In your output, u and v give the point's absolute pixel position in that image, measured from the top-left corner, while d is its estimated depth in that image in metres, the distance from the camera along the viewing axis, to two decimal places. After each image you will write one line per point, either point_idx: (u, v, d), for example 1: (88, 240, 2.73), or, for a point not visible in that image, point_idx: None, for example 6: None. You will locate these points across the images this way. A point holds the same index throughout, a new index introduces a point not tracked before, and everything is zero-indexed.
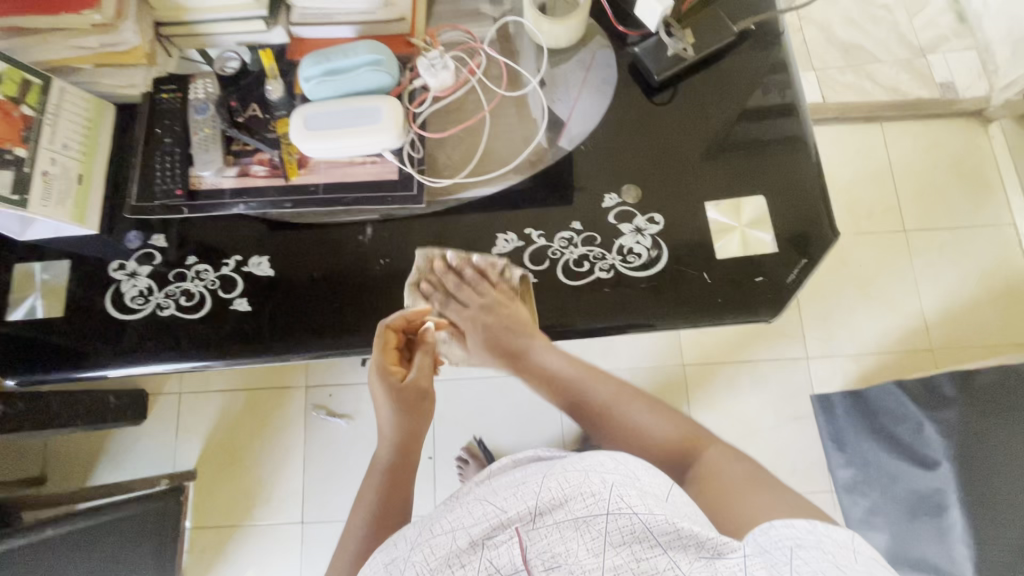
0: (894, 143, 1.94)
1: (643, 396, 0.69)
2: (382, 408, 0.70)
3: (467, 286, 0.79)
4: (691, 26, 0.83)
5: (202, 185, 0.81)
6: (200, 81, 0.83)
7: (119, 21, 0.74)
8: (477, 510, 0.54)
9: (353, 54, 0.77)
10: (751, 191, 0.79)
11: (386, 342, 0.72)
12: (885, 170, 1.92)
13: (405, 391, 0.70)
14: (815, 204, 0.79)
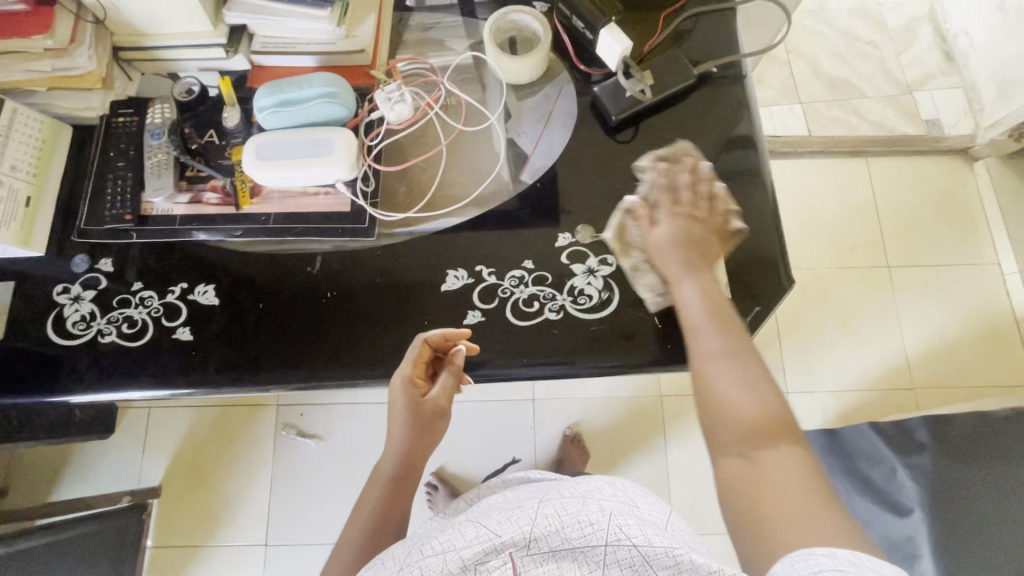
0: (879, 177, 1.94)
1: (754, 368, 0.59)
2: (396, 416, 0.71)
3: (692, 192, 0.74)
4: (650, 68, 0.83)
5: (154, 211, 0.80)
6: (157, 106, 0.82)
7: (73, 47, 0.76)
8: (468, 536, 0.55)
9: (307, 87, 0.76)
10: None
11: (416, 355, 0.70)
12: (870, 204, 1.91)
13: (422, 409, 0.71)
14: (770, 252, 0.78)
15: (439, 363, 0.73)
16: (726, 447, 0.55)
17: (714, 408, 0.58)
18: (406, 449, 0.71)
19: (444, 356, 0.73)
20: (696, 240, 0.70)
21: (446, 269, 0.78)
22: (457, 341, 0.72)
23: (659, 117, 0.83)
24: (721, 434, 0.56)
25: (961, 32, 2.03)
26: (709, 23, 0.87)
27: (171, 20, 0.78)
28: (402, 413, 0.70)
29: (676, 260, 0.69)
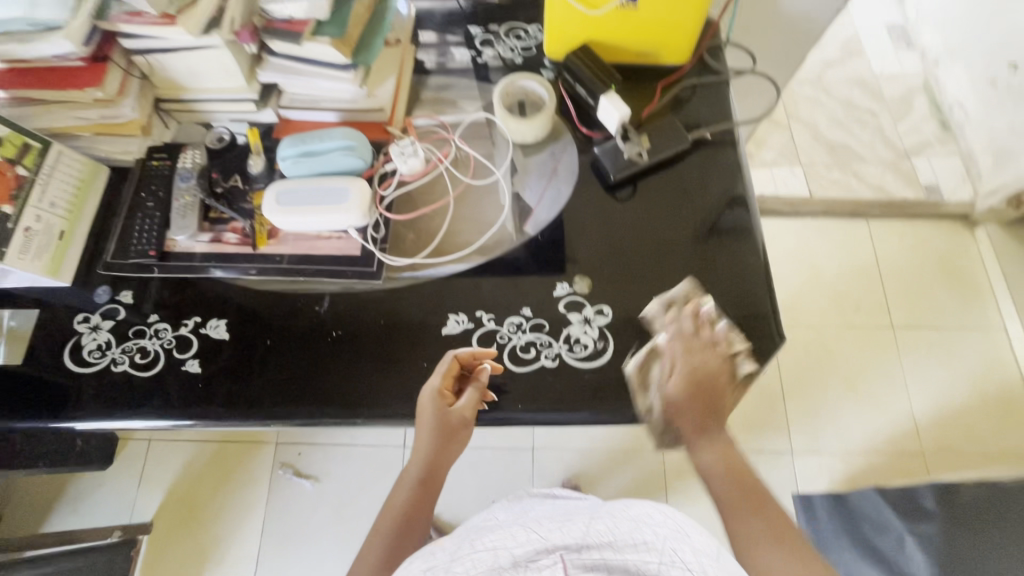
0: (880, 239, 1.98)
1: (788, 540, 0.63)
2: (424, 426, 0.72)
3: (701, 345, 0.75)
4: (647, 132, 0.88)
5: (176, 248, 0.85)
6: (189, 152, 0.89)
7: (120, 98, 0.83)
8: (519, 536, 0.52)
9: (328, 140, 0.83)
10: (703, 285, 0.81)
11: (445, 369, 0.74)
12: (872, 264, 1.94)
13: (448, 422, 0.72)
14: (763, 309, 0.80)
15: (466, 379, 0.76)
16: None
17: None
18: (428, 461, 0.73)
19: (472, 373, 0.76)
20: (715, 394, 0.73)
21: (448, 313, 0.81)
22: (484, 359, 0.76)
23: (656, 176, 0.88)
24: None
25: (955, 103, 2.13)
26: (704, 92, 0.93)
27: (210, 77, 0.86)
28: (430, 422, 0.72)
29: (689, 426, 0.73)
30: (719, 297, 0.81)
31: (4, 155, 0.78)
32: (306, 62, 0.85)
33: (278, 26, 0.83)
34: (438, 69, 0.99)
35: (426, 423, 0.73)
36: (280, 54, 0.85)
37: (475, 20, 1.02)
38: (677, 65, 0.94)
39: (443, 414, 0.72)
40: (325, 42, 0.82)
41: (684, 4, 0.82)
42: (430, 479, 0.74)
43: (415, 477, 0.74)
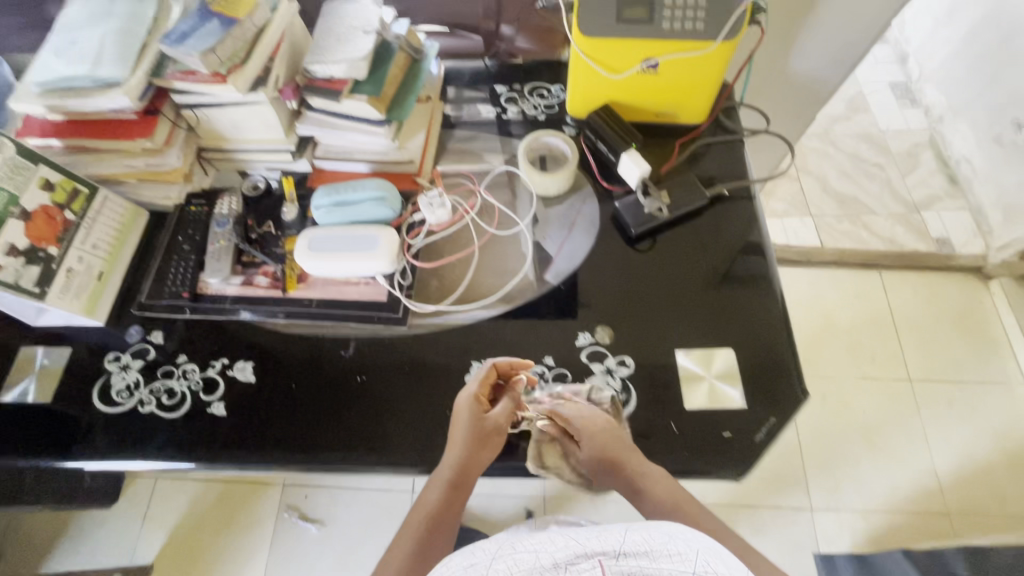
0: (893, 290, 1.98)
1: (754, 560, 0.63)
2: (461, 427, 0.72)
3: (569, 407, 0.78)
4: (666, 188, 0.91)
5: (208, 291, 0.87)
6: (226, 200, 0.93)
7: (167, 147, 0.87)
8: (559, 539, 0.47)
9: (361, 192, 0.87)
10: (723, 336, 0.82)
11: (485, 375, 0.75)
12: (885, 315, 1.93)
13: (483, 426, 0.73)
14: (784, 363, 0.80)
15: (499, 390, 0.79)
16: None
17: None
18: (462, 467, 0.70)
19: (506, 384, 0.79)
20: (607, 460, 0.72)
21: (471, 361, 0.82)
22: (522, 370, 0.79)
23: (675, 231, 0.90)
24: None
25: (962, 159, 2.17)
26: (719, 150, 0.97)
27: (251, 129, 0.91)
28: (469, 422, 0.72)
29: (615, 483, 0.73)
30: (739, 348, 0.81)
31: (54, 199, 0.81)
32: (343, 118, 0.90)
33: (318, 84, 0.88)
34: (465, 123, 1.04)
35: (461, 427, 0.72)
36: (318, 109, 0.90)
37: (500, 79, 1.07)
38: (693, 125, 0.98)
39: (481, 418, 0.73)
40: (362, 100, 0.87)
41: (704, 70, 0.86)
42: (460, 487, 0.70)
43: (441, 484, 0.69)
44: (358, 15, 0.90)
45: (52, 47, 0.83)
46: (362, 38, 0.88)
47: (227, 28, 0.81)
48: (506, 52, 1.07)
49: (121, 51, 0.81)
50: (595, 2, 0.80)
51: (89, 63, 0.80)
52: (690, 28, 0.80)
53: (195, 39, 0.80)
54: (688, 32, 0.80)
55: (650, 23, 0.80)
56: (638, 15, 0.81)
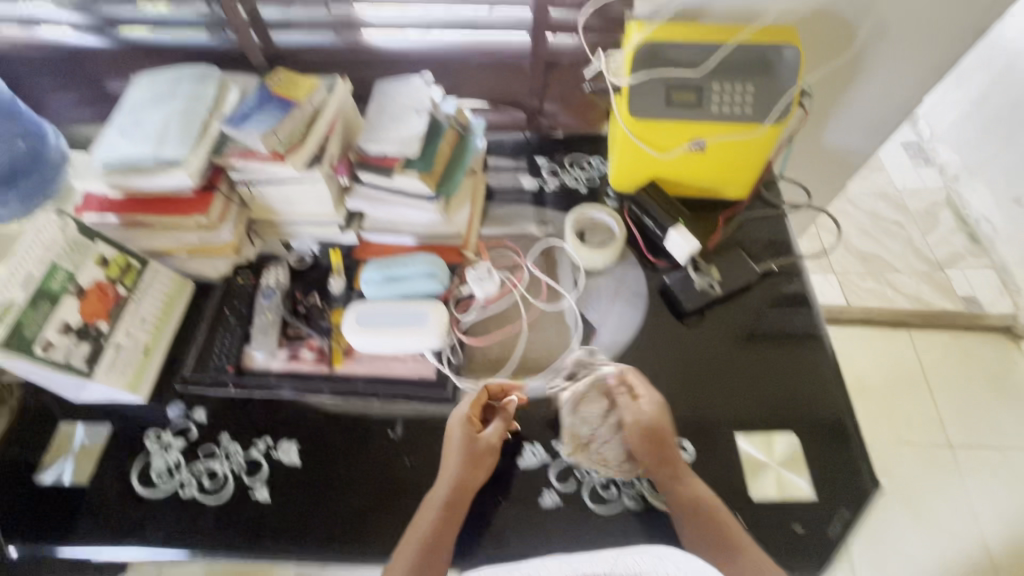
0: (924, 349, 1.95)
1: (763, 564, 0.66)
2: (452, 451, 0.74)
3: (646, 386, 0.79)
4: (715, 262, 0.91)
5: (253, 365, 0.86)
6: (273, 270, 0.93)
7: (221, 223, 0.88)
8: (556, 565, 0.66)
9: (411, 267, 0.87)
10: (783, 409, 0.80)
11: (476, 397, 0.78)
12: (917, 375, 1.89)
13: (475, 447, 0.74)
14: (847, 444, 0.77)
15: (491, 412, 0.80)
16: None
17: None
18: (453, 486, 0.72)
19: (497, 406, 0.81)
20: (660, 433, 0.74)
21: (524, 444, 0.79)
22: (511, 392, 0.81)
23: (726, 306, 0.89)
24: None
25: (982, 217, 2.20)
26: (762, 221, 0.97)
27: (302, 203, 0.92)
28: (460, 444, 0.74)
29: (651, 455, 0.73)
30: (801, 419, 0.79)
31: (108, 274, 0.81)
32: (393, 193, 0.91)
33: (371, 160, 0.89)
34: (506, 194, 1.04)
35: (453, 451, 0.74)
36: (368, 184, 0.91)
37: (541, 150, 1.08)
38: (737, 198, 0.98)
39: (472, 440, 0.75)
40: (413, 176, 0.88)
41: (751, 151, 0.86)
42: (451, 510, 0.71)
43: (438, 504, 0.71)
44: (410, 94, 0.93)
45: (117, 127, 0.85)
46: (415, 117, 0.91)
47: (287, 110, 0.84)
48: (548, 125, 1.10)
49: (184, 131, 0.83)
50: (645, 87, 0.83)
51: (154, 144, 0.82)
52: (739, 112, 0.82)
53: (256, 120, 0.83)
54: (737, 115, 0.82)
55: (699, 107, 0.82)
56: (687, 99, 0.83)
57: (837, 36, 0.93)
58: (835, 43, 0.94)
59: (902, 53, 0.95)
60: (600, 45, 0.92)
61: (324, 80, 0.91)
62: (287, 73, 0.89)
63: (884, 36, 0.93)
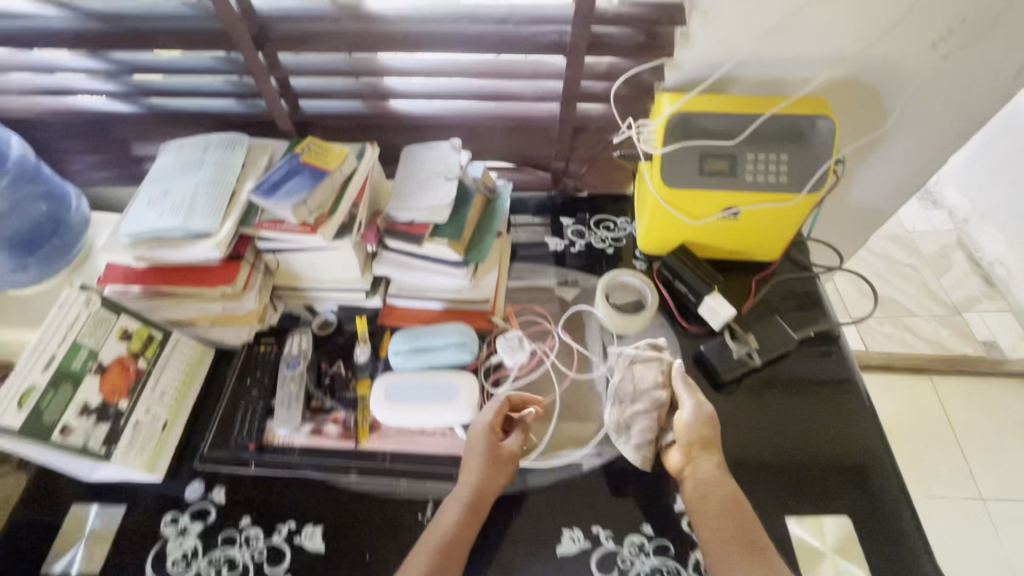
0: (948, 396, 1.90)
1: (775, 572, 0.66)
2: (475, 456, 0.75)
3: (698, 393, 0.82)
4: (752, 330, 0.89)
5: (275, 440, 0.83)
6: (296, 337, 0.91)
7: (245, 291, 0.86)
8: None
9: (440, 336, 0.85)
10: (833, 472, 0.79)
11: (500, 406, 0.80)
12: (943, 424, 1.85)
13: (498, 454, 0.76)
14: (898, 518, 0.75)
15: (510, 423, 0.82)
16: None
17: None
18: (475, 489, 0.73)
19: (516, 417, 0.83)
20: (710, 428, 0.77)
21: (561, 528, 0.76)
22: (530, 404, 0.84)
23: (769, 377, 0.87)
24: None
25: (996, 260, 2.19)
26: (796, 282, 0.96)
27: (328, 270, 0.91)
28: (484, 449, 0.75)
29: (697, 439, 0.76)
30: (852, 480, 0.78)
31: (130, 348, 0.79)
32: (421, 260, 0.90)
33: (398, 227, 0.89)
34: (533, 256, 1.02)
35: (475, 456, 0.76)
36: (396, 249, 0.90)
37: (565, 210, 1.07)
38: (769, 261, 0.97)
39: (495, 446, 0.77)
40: (443, 243, 0.87)
41: (785, 219, 0.85)
42: (474, 513, 0.72)
43: (460, 504, 0.72)
44: (438, 161, 0.93)
45: (145, 197, 0.84)
46: (444, 184, 0.91)
47: (317, 180, 0.83)
48: (573, 186, 1.10)
49: (212, 202, 0.82)
50: (678, 157, 0.82)
51: (182, 215, 0.81)
52: (773, 181, 0.81)
53: (287, 190, 0.82)
54: (772, 184, 0.81)
55: (733, 175, 0.82)
56: (721, 167, 0.82)
57: (869, 101, 0.92)
58: (867, 108, 0.94)
59: (930, 119, 0.96)
60: (629, 113, 0.92)
61: (352, 148, 0.91)
62: (316, 142, 0.89)
63: (913, 102, 0.93)
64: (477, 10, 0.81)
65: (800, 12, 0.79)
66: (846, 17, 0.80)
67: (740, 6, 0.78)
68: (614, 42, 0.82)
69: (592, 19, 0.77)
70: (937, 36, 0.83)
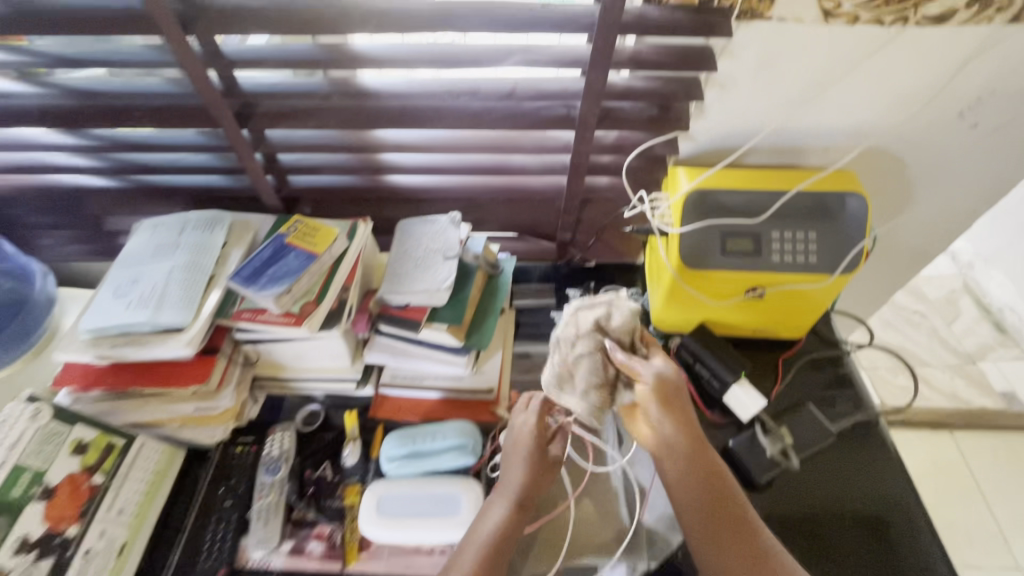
0: (972, 454, 1.81)
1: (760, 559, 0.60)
2: (517, 458, 0.71)
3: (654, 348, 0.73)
4: (786, 423, 0.80)
5: (248, 563, 0.72)
6: (277, 436, 0.81)
7: (220, 388, 0.77)
8: None
9: (439, 434, 0.77)
10: (880, 554, 0.71)
11: (543, 406, 0.76)
12: (970, 484, 1.75)
13: (544, 455, 0.73)
14: None
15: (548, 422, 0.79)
16: None
17: None
18: (523, 486, 0.69)
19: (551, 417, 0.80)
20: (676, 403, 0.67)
21: None
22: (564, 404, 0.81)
23: (808, 475, 0.78)
24: None
25: (1005, 306, 2.13)
26: (824, 360, 0.88)
27: (314, 358, 0.82)
28: (528, 450, 0.72)
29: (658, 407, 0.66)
30: (907, 571, 0.70)
31: (83, 464, 0.69)
32: (418, 346, 0.82)
33: (394, 312, 0.81)
34: (538, 334, 0.94)
35: (519, 453, 0.72)
36: (388, 334, 0.82)
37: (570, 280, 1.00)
38: (795, 338, 0.89)
39: (538, 446, 0.73)
40: (442, 329, 0.80)
41: (816, 300, 0.78)
42: (522, 510, 0.68)
43: (507, 501, 0.68)
44: (437, 237, 0.87)
45: (112, 285, 0.76)
46: (442, 263, 0.84)
47: (303, 265, 0.76)
48: (581, 258, 1.01)
49: (186, 292, 0.74)
50: (698, 235, 0.75)
51: (150, 309, 0.72)
52: (803, 261, 0.74)
53: (270, 278, 0.75)
54: (801, 264, 0.74)
55: (759, 255, 0.75)
56: (745, 246, 0.76)
57: (891, 169, 0.87)
58: (888, 175, 0.88)
59: (956, 186, 0.90)
60: (639, 184, 0.86)
61: (343, 225, 0.84)
62: (304, 221, 0.82)
63: (938, 168, 0.87)
64: (478, 83, 0.76)
65: (820, 84, 0.74)
66: (868, 88, 0.75)
67: (757, 79, 0.74)
68: (625, 115, 0.77)
69: (603, 95, 0.72)
70: (964, 105, 0.78)
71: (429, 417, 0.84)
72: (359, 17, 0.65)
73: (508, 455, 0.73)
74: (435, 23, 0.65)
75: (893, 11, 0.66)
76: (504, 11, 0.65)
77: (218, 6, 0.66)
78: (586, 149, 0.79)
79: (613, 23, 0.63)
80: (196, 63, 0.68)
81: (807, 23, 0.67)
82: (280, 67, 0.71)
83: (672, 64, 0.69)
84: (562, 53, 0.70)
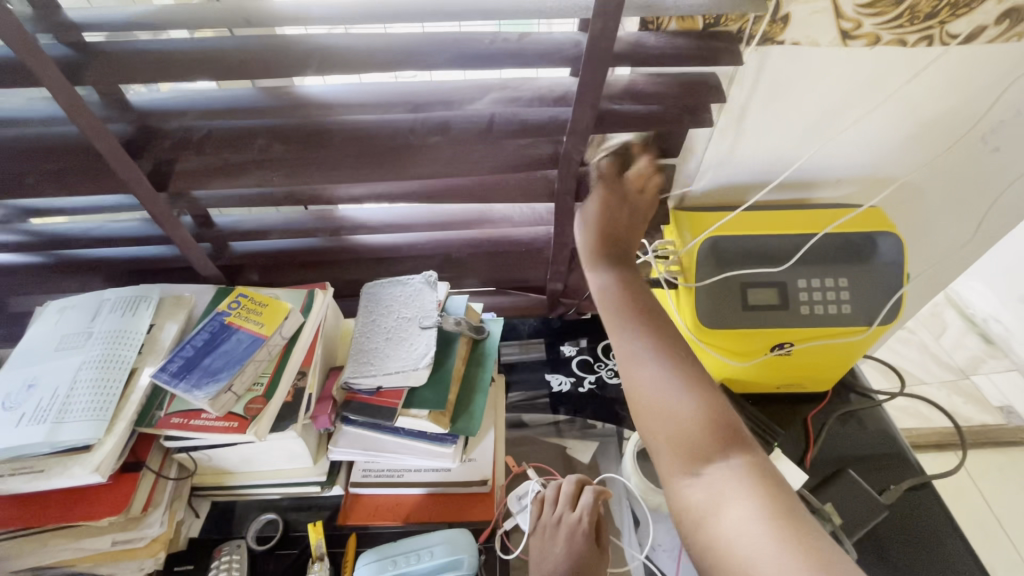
0: (997, 497, 1.40)
1: (673, 359, 0.55)
2: (559, 554, 0.61)
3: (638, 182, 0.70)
4: (830, 497, 0.70)
5: None
6: (224, 555, 0.66)
7: (146, 512, 0.62)
8: None
9: (425, 548, 0.64)
10: None
11: (586, 501, 0.65)
12: (1006, 540, 1.34)
13: (588, 555, 0.61)
14: None
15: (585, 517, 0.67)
16: (675, 470, 0.50)
17: (660, 422, 0.52)
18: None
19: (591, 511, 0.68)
20: (623, 228, 0.68)
21: None
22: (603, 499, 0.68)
23: (868, 562, 0.67)
24: (665, 456, 0.51)
25: (990, 316, 1.78)
26: (857, 417, 0.78)
27: (267, 461, 0.68)
28: (570, 548, 0.61)
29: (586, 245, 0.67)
30: None
31: None
32: (391, 435, 0.68)
33: (363, 399, 0.68)
34: (530, 402, 0.83)
35: (558, 548, 0.62)
36: (359, 422, 0.68)
37: (563, 337, 0.89)
38: (817, 393, 0.80)
39: (582, 542, 0.62)
40: (423, 416, 0.66)
41: (848, 354, 0.69)
42: None
43: None
44: (410, 303, 0.75)
45: None
46: (418, 334, 0.71)
47: (249, 352, 0.63)
48: (575, 310, 0.94)
49: (96, 398, 0.59)
50: (717, 292, 0.66)
51: (48, 424, 0.57)
52: (837, 313, 0.65)
53: (206, 371, 0.61)
54: (833, 316, 0.65)
55: (786, 309, 0.66)
56: (768, 298, 0.67)
57: (905, 198, 0.78)
58: (899, 204, 0.79)
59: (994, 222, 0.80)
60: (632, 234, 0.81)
61: (297, 297, 0.71)
62: (247, 294, 0.69)
63: (954, 200, 0.78)
64: (434, 118, 0.64)
65: (833, 116, 0.66)
66: (887, 117, 0.67)
67: (765, 113, 0.65)
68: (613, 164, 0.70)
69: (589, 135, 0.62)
70: (987, 129, 0.69)
71: (412, 517, 0.70)
72: (299, 57, 0.54)
73: (548, 547, 0.63)
74: (385, 62, 0.54)
75: (916, 31, 0.58)
76: (471, 43, 0.55)
77: (119, 50, 0.54)
78: (571, 190, 0.69)
79: (603, 54, 0.53)
80: (103, 134, 0.56)
81: (823, 47, 0.59)
82: (209, 117, 0.60)
83: (678, 98, 0.60)
84: (548, 88, 0.61)
